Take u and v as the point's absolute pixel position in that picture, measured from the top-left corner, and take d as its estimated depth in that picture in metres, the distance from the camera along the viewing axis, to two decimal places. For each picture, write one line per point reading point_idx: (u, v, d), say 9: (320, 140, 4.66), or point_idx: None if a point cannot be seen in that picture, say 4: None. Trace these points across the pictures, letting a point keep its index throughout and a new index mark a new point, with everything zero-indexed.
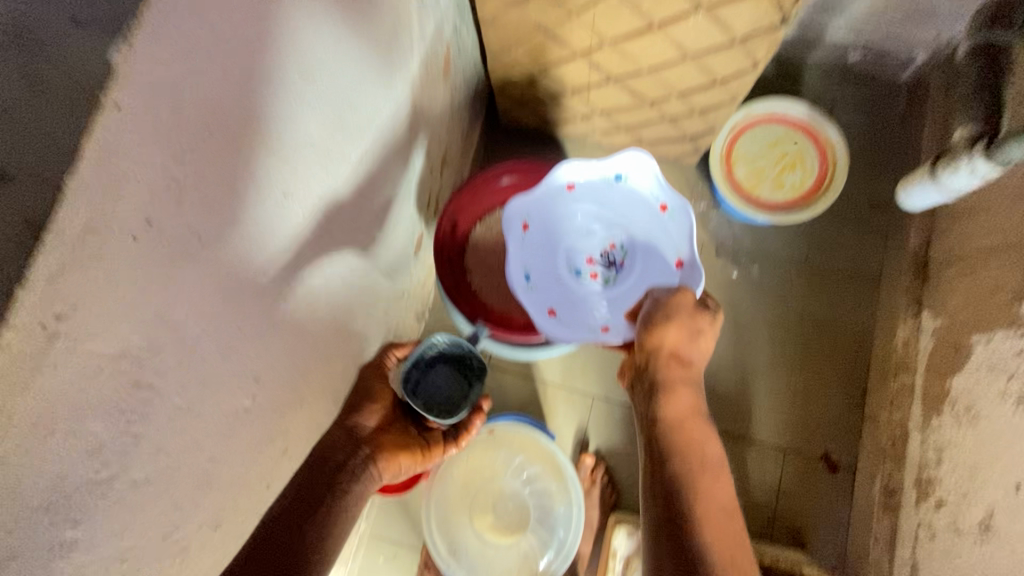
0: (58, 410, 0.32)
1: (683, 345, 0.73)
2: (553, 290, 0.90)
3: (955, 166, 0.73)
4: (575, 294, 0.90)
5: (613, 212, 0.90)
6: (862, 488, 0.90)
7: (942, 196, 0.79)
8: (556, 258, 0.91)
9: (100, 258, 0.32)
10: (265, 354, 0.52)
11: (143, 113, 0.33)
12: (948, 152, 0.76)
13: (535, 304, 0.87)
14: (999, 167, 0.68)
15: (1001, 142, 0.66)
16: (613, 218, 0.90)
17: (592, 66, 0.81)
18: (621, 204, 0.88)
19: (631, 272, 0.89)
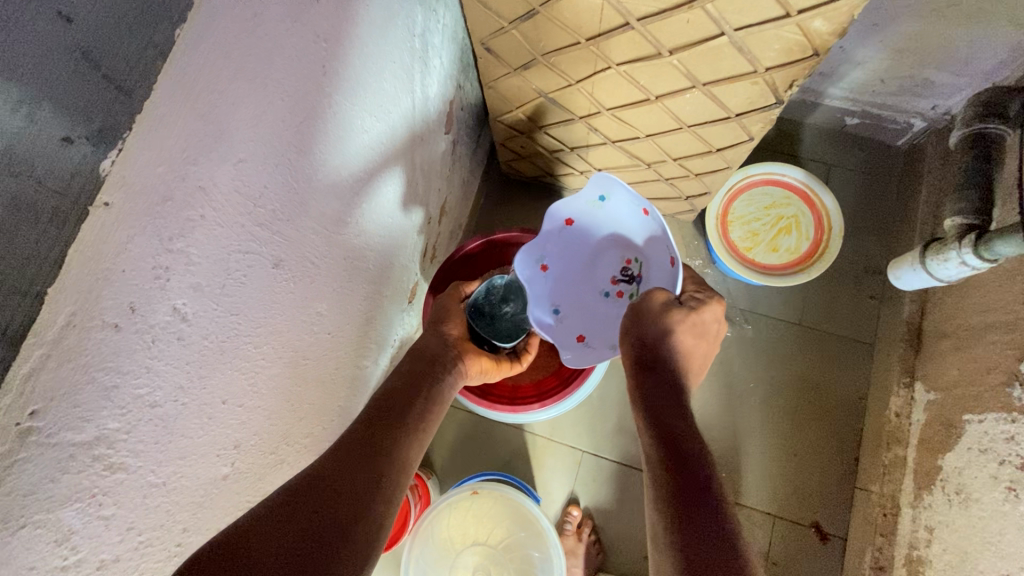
0: (28, 503, 0.32)
1: (656, 342, 0.63)
2: (583, 318, 0.83)
3: (945, 255, 0.73)
4: (598, 318, 0.83)
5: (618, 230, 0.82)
6: (853, 561, 0.88)
7: (931, 282, 0.79)
8: (578, 285, 0.84)
9: (81, 349, 0.33)
10: (246, 419, 0.52)
11: (130, 212, 0.34)
12: (939, 240, 0.77)
13: (559, 337, 0.82)
14: (989, 262, 0.68)
15: (989, 239, 0.66)
16: (619, 236, 0.82)
17: (591, 129, 0.82)
18: (622, 220, 0.80)
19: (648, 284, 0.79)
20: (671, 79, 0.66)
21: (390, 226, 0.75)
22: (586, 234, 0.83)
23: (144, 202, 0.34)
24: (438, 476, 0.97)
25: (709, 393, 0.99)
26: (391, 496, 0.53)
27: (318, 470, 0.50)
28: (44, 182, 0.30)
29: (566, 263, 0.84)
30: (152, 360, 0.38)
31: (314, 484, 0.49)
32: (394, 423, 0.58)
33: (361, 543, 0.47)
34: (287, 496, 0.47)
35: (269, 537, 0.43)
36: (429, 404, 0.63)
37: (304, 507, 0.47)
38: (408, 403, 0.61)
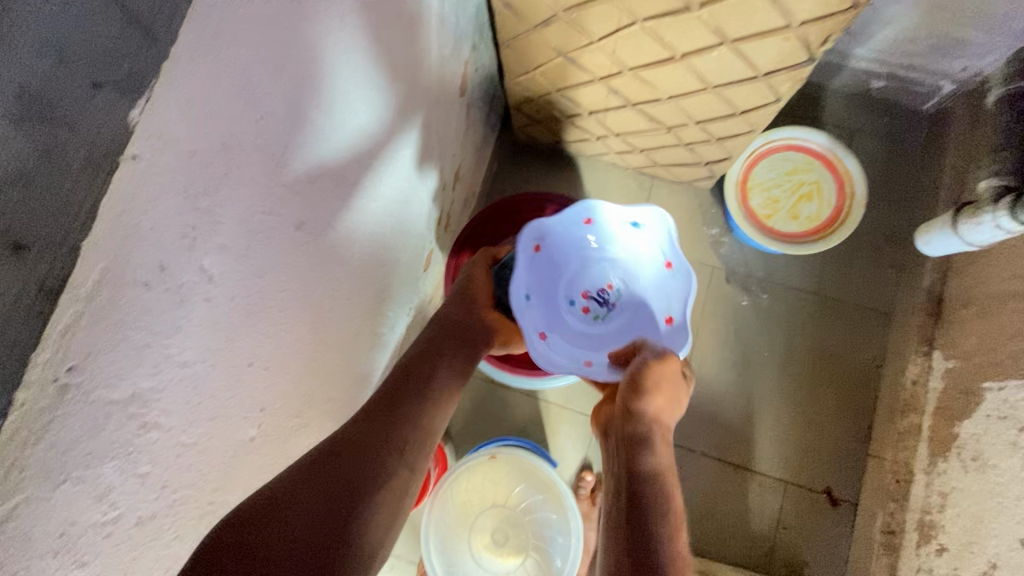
0: (68, 460, 0.32)
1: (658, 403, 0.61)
2: (547, 313, 0.82)
3: (978, 217, 0.72)
4: (563, 327, 0.84)
5: (620, 253, 0.84)
6: (863, 526, 0.89)
7: (960, 247, 0.78)
8: (554, 283, 0.84)
9: (113, 307, 0.32)
10: (271, 382, 0.52)
11: (158, 166, 0.33)
12: (972, 203, 0.75)
13: (526, 322, 0.77)
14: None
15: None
16: (619, 261, 0.84)
17: (611, 91, 0.80)
18: (632, 253, 0.83)
19: (619, 315, 0.84)
20: (699, 35, 0.63)
21: (406, 192, 0.73)
22: (592, 241, 0.84)
23: (173, 157, 0.34)
24: (454, 443, 0.98)
25: (723, 362, 0.99)
26: (415, 465, 0.54)
27: (344, 436, 0.51)
28: (75, 126, 0.29)
29: (558, 253, 0.84)
30: (181, 320, 0.38)
31: (340, 451, 0.49)
32: (418, 391, 0.58)
33: (384, 513, 0.49)
34: (315, 461, 0.47)
35: (300, 502, 0.44)
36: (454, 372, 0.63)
37: (333, 474, 0.47)
38: (432, 370, 0.61)
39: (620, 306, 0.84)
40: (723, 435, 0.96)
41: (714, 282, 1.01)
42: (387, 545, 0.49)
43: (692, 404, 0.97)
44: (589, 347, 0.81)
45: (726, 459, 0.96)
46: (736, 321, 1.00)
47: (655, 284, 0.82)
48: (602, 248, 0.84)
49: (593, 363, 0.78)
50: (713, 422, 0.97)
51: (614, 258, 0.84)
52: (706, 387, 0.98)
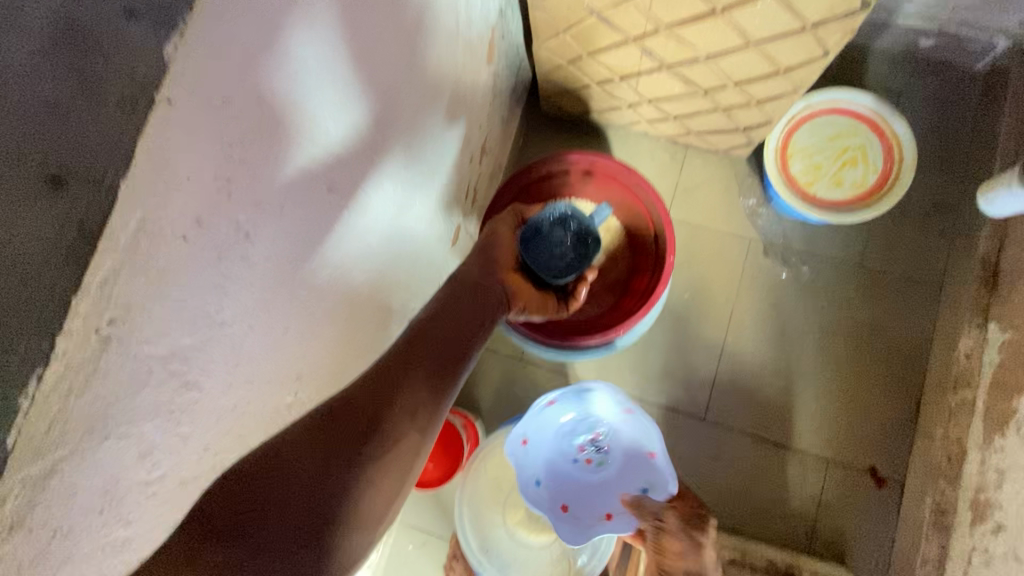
0: (110, 415, 0.31)
1: None
2: (567, 483, 0.79)
3: None
4: (581, 492, 0.78)
5: (604, 397, 0.81)
6: (911, 505, 0.86)
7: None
8: (556, 466, 0.80)
9: (153, 258, 0.31)
10: (307, 348, 0.51)
11: (192, 110, 0.32)
12: None
13: (541, 503, 0.78)
14: None
15: None
16: (605, 400, 0.81)
17: (644, 52, 0.77)
18: (610, 392, 0.81)
19: (615, 462, 0.78)
20: None
21: (435, 161, 0.72)
22: (568, 408, 0.82)
23: (206, 103, 0.32)
24: (484, 419, 0.97)
25: (761, 337, 0.95)
26: (430, 421, 0.50)
27: (352, 394, 0.47)
28: (108, 53, 0.27)
29: (551, 449, 0.81)
30: (218, 277, 0.37)
31: (347, 410, 0.46)
32: (435, 348, 0.54)
33: (387, 477, 0.46)
34: (320, 419, 0.44)
35: (294, 468, 0.41)
36: (474, 329, 0.58)
37: (338, 435, 0.44)
38: (453, 327, 0.56)
39: (614, 448, 0.79)
40: (761, 413, 0.93)
41: (751, 255, 0.97)
42: (393, 508, 0.46)
43: (729, 381, 0.95)
44: (607, 498, 0.76)
45: (764, 437, 0.93)
46: (774, 295, 0.96)
47: (638, 423, 0.79)
48: (580, 404, 0.81)
49: (613, 516, 0.73)
50: (750, 399, 0.94)
51: (602, 399, 0.81)
52: (743, 363, 0.95)
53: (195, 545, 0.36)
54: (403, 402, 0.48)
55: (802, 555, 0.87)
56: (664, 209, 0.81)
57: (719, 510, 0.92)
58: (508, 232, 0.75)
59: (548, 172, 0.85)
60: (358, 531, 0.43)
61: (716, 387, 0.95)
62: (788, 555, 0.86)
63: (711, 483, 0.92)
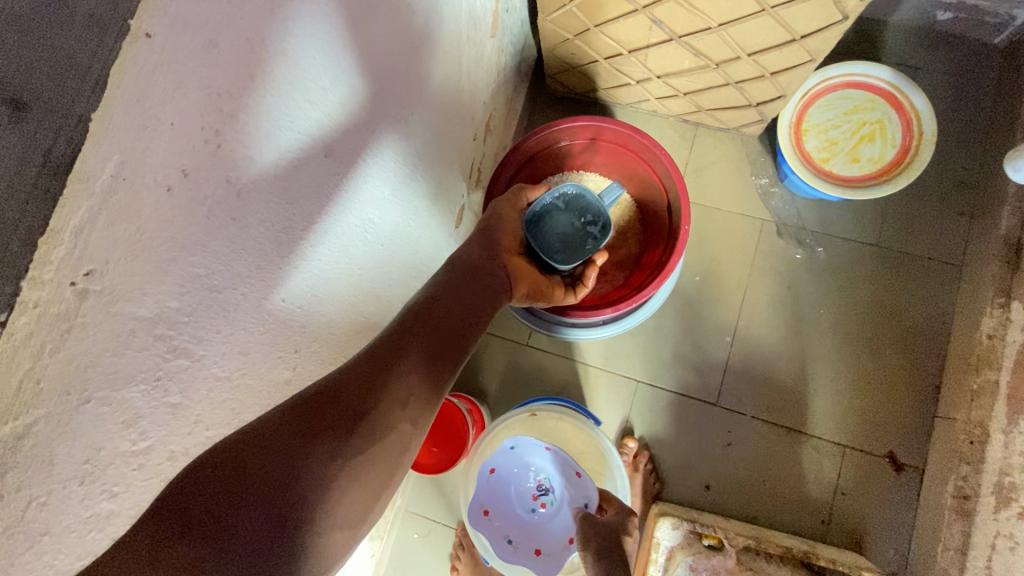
0: (90, 377, 0.29)
1: None
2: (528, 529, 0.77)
3: None
4: (544, 532, 0.77)
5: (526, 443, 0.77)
6: (931, 492, 0.83)
7: None
8: (514, 517, 0.78)
9: (134, 209, 0.29)
10: (306, 323, 0.49)
11: (174, 50, 0.29)
12: None
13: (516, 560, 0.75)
14: None
15: None
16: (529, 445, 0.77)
17: (653, 22, 0.74)
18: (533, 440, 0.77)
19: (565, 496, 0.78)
20: None
21: (439, 135, 0.69)
22: (507, 460, 0.78)
23: (190, 44, 0.30)
24: (491, 406, 0.95)
25: (775, 321, 0.93)
26: (418, 416, 0.47)
27: (338, 383, 0.44)
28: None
29: (506, 510, 0.77)
30: (206, 238, 0.35)
31: (331, 398, 0.42)
32: (425, 340, 0.51)
33: (370, 472, 0.42)
34: (300, 408, 0.41)
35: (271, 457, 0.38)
36: (467, 321, 0.55)
37: (321, 424, 0.41)
38: (446, 320, 0.54)
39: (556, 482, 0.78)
40: (775, 398, 0.91)
41: (764, 236, 0.95)
42: (373, 509, 0.42)
43: (741, 365, 0.92)
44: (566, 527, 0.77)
45: (779, 422, 0.90)
46: (788, 277, 0.93)
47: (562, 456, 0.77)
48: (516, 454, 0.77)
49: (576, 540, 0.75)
50: (764, 384, 0.91)
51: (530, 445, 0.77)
52: (755, 346, 0.92)
53: (155, 538, 0.32)
54: (391, 394, 0.45)
55: (819, 544, 0.84)
56: (677, 177, 0.76)
57: (732, 498, 0.89)
58: (511, 213, 0.71)
59: (554, 143, 0.83)
60: (331, 531, 0.39)
61: (729, 372, 0.92)
62: (805, 543, 0.83)
63: (724, 470, 0.90)
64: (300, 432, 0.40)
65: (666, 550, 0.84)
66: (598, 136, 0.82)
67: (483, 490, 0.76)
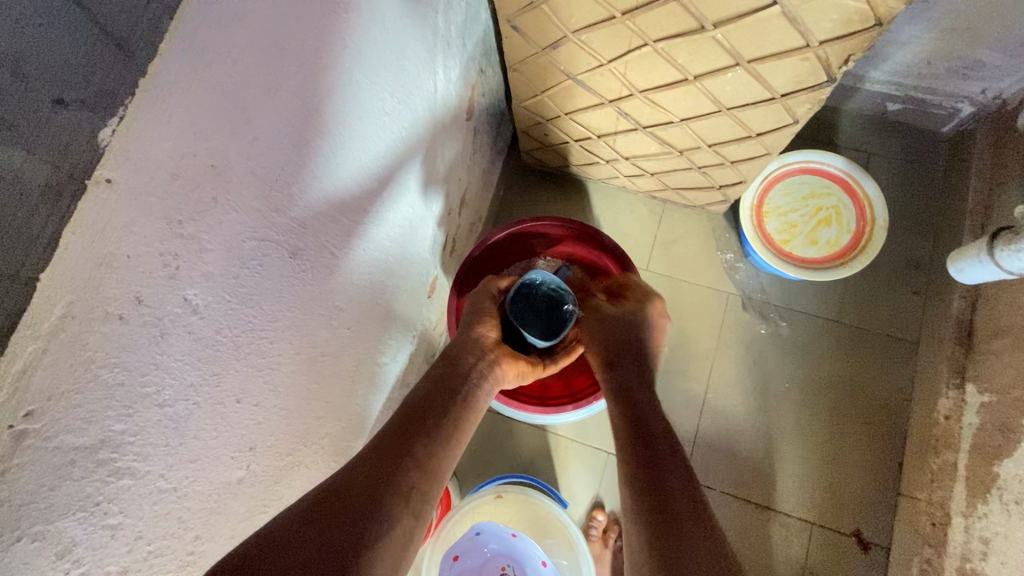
0: (24, 516, 0.29)
1: None
2: None
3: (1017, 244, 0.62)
4: None
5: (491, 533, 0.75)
6: (898, 573, 0.83)
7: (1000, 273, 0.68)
8: None
9: (83, 343, 0.30)
10: (262, 419, 0.49)
11: (134, 189, 0.30)
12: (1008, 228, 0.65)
13: None
14: None
15: None
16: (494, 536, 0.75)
17: (620, 114, 0.78)
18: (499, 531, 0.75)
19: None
20: (712, 57, 0.61)
21: (411, 217, 0.71)
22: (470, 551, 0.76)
23: (150, 181, 0.31)
24: (459, 477, 0.93)
25: (741, 394, 0.94)
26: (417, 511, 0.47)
27: (343, 483, 0.45)
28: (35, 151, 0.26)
29: None
30: (159, 355, 0.35)
31: (342, 497, 0.44)
32: (419, 430, 0.53)
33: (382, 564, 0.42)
34: (322, 499, 0.43)
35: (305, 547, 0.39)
36: (462, 411, 0.59)
37: (338, 511, 0.43)
38: (440, 411, 0.57)
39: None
40: (743, 472, 0.91)
41: (729, 309, 0.97)
42: None
43: (711, 438, 0.93)
44: None
45: (747, 497, 0.90)
46: (753, 350, 0.96)
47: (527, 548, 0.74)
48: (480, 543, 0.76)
49: None
50: (732, 458, 0.92)
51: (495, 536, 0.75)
52: (725, 419, 0.93)
53: None
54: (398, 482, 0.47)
55: None
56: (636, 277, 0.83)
57: None
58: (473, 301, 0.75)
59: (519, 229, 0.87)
60: None
61: (697, 445, 0.92)
62: None
63: None
64: (321, 516, 0.42)
65: None
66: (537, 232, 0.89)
67: None
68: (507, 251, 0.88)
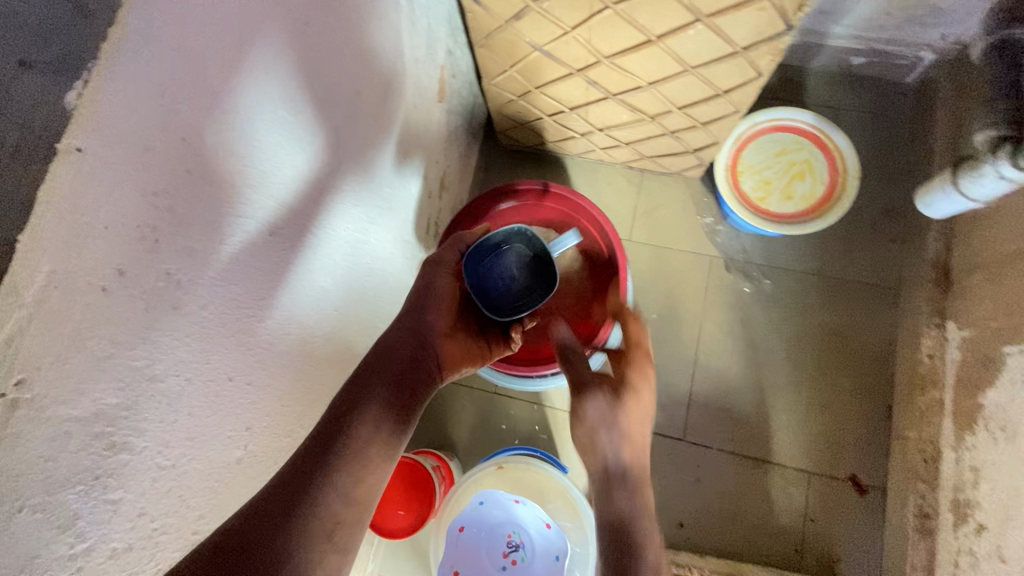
0: (22, 486, 0.29)
1: None
2: None
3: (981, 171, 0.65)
4: None
5: (495, 502, 0.74)
6: (895, 512, 0.85)
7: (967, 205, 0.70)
8: None
9: (66, 313, 0.30)
10: (257, 398, 0.50)
11: (103, 157, 0.30)
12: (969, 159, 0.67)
13: None
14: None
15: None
16: (499, 504, 0.74)
17: (589, 83, 0.79)
18: (504, 499, 0.75)
19: (536, 558, 0.73)
20: (673, 14, 0.62)
21: (389, 199, 0.71)
22: (474, 524, 0.74)
23: (121, 151, 0.32)
24: (461, 457, 0.94)
25: (730, 353, 0.96)
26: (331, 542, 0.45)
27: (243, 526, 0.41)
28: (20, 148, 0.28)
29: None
30: (149, 331, 0.36)
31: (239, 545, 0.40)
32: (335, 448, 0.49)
33: None
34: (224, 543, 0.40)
35: None
36: (386, 420, 0.53)
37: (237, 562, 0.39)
38: (352, 418, 0.51)
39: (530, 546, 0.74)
40: (738, 429, 0.93)
41: (712, 272, 0.99)
42: None
43: (705, 398, 0.94)
44: None
45: (744, 453, 0.92)
46: (739, 309, 0.97)
47: (531, 514, 0.74)
48: (482, 512, 0.74)
49: None
50: (728, 416, 0.93)
51: (501, 507, 0.74)
52: (717, 378, 0.95)
53: None
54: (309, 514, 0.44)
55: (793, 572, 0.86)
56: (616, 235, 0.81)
57: (705, 533, 0.89)
58: (450, 282, 0.67)
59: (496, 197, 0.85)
60: None
61: (693, 407, 0.94)
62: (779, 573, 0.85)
63: (695, 506, 0.90)
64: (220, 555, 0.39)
65: None
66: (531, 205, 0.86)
67: (451, 551, 0.73)
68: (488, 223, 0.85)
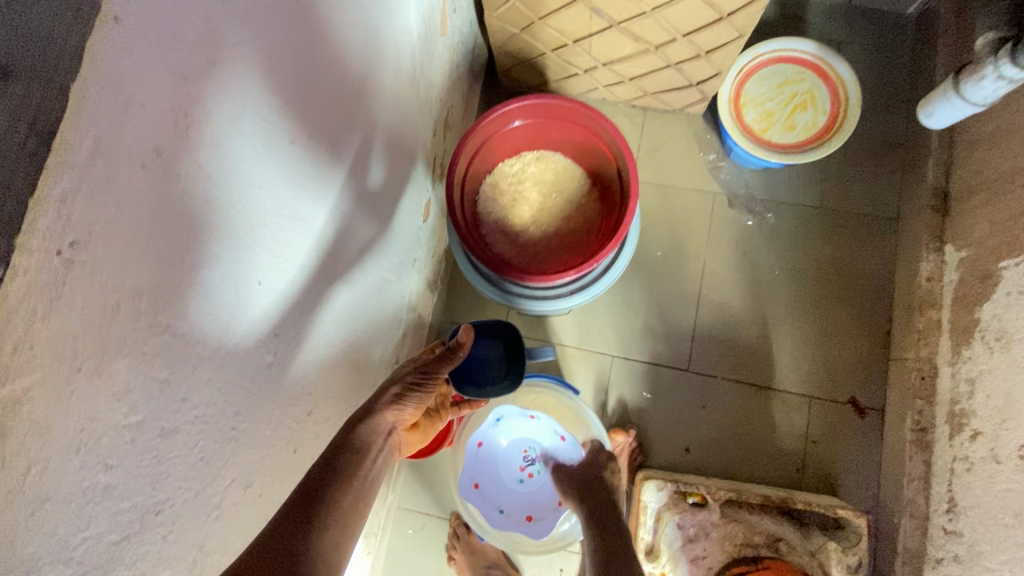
0: (79, 346, 0.31)
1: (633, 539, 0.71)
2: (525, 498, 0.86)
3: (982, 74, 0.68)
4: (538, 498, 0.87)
5: (512, 420, 0.87)
6: (893, 430, 0.89)
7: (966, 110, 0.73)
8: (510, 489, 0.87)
9: (111, 183, 0.31)
10: (281, 308, 0.51)
11: (140, 32, 0.31)
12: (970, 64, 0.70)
13: (509, 525, 0.86)
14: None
15: None
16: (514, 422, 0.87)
17: (593, 11, 0.78)
18: (519, 417, 0.87)
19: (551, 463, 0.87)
20: None
21: (398, 130, 0.72)
22: (494, 441, 0.87)
23: (155, 29, 0.32)
24: None
25: (733, 286, 0.98)
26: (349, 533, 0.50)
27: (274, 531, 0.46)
28: None
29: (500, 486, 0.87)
30: (183, 218, 0.37)
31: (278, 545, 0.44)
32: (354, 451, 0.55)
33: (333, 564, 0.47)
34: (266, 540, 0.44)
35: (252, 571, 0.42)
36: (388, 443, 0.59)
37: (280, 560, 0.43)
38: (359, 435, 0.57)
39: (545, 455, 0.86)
40: (741, 357, 0.95)
41: (715, 208, 1.00)
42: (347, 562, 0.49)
43: (709, 331, 0.96)
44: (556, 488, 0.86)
45: (747, 380, 0.95)
46: (741, 243, 0.99)
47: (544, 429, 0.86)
48: (499, 431, 0.87)
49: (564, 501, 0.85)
50: (731, 346, 0.96)
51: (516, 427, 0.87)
52: (721, 310, 0.97)
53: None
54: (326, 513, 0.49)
55: (794, 489, 0.90)
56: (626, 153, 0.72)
57: (710, 457, 0.92)
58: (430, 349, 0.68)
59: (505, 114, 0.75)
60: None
61: (697, 339, 0.96)
62: (781, 490, 0.89)
63: (700, 432, 0.94)
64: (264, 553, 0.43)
65: (653, 512, 0.87)
66: (549, 114, 0.77)
67: (475, 466, 0.86)
68: (494, 144, 0.78)
